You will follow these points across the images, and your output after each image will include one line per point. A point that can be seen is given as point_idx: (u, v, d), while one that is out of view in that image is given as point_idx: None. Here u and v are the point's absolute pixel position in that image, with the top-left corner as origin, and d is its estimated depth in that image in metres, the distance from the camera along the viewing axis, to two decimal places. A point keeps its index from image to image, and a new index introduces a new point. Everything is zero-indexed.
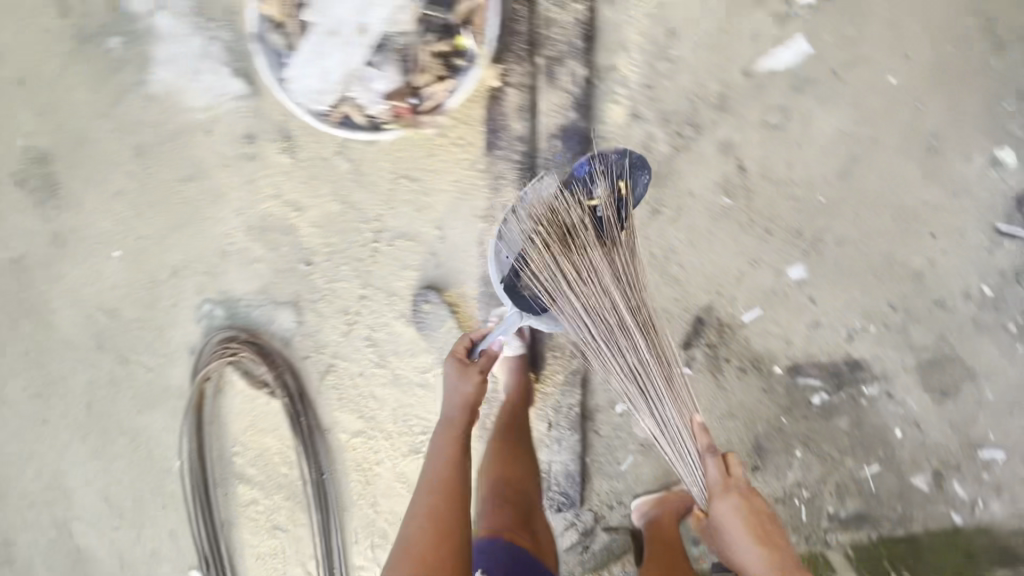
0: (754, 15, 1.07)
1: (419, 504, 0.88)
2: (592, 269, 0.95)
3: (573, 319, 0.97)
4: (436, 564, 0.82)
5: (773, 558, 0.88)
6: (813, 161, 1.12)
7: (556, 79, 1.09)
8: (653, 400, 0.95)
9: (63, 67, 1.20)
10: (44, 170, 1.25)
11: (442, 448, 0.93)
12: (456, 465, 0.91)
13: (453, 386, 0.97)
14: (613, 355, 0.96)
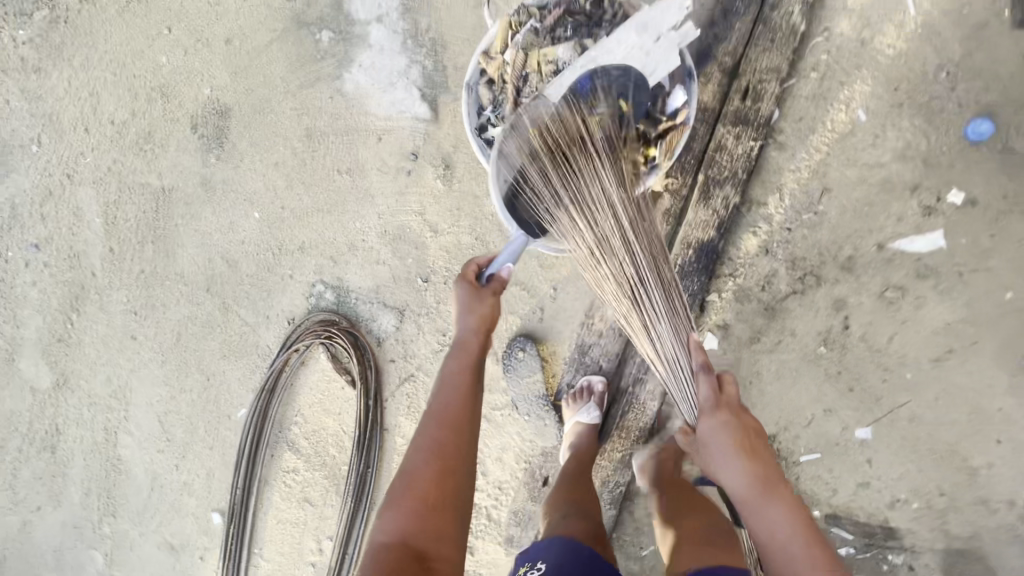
0: (903, 199, 1.15)
1: (425, 435, 0.88)
2: (594, 182, 0.91)
3: (573, 238, 0.92)
4: (440, 498, 0.84)
5: (761, 471, 0.85)
6: (912, 341, 1.20)
7: (709, 198, 1.17)
8: (651, 320, 0.92)
9: (270, 42, 1.30)
10: (219, 123, 1.36)
11: (449, 381, 0.93)
12: (464, 399, 0.91)
13: (467, 306, 0.93)
14: (616, 276, 0.92)
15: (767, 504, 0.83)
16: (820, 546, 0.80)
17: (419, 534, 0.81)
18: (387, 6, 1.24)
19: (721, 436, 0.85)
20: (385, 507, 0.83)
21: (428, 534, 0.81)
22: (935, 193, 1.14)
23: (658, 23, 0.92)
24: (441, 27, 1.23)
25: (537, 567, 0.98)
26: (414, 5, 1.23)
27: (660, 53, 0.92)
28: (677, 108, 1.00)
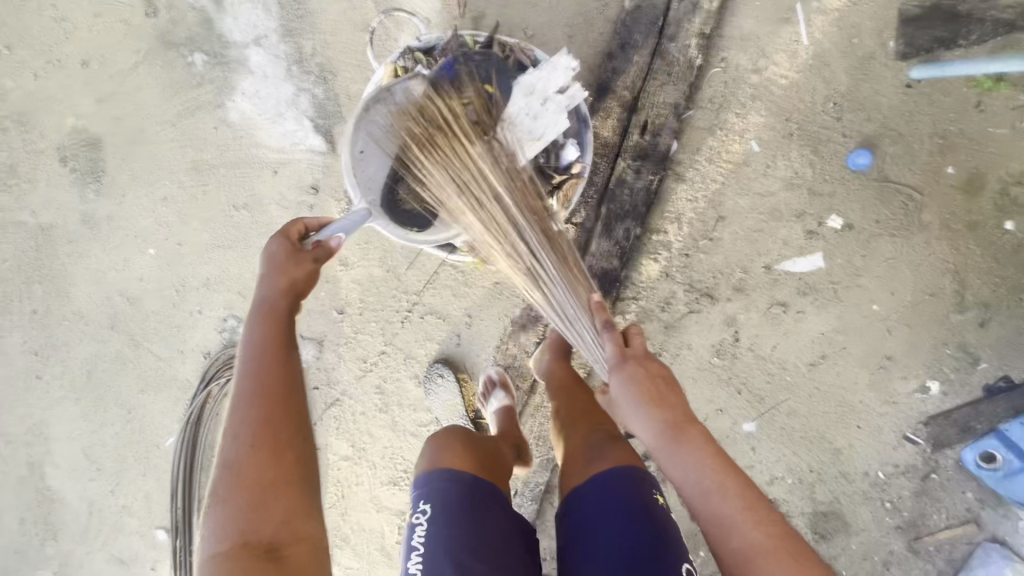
0: (790, 225, 1.22)
1: (240, 421, 0.72)
2: (471, 165, 0.90)
3: (472, 219, 0.91)
4: (272, 480, 0.71)
5: (668, 415, 0.81)
6: (792, 349, 1.33)
7: (613, 231, 1.20)
8: (549, 291, 0.93)
9: (136, 65, 1.17)
10: (92, 155, 1.24)
11: (256, 350, 0.76)
12: (284, 369, 0.76)
13: (275, 267, 0.80)
14: (511, 256, 0.93)
15: (691, 444, 0.79)
16: (731, 475, 0.76)
17: (260, 525, 0.69)
18: (266, 28, 1.12)
19: (636, 384, 0.84)
20: (210, 507, 0.70)
21: (269, 519, 0.69)
22: (817, 219, 1.22)
23: (546, 84, 0.91)
24: (327, 52, 1.13)
25: (422, 511, 0.88)
26: (295, 27, 1.12)
27: (551, 114, 0.91)
28: (573, 160, 0.99)
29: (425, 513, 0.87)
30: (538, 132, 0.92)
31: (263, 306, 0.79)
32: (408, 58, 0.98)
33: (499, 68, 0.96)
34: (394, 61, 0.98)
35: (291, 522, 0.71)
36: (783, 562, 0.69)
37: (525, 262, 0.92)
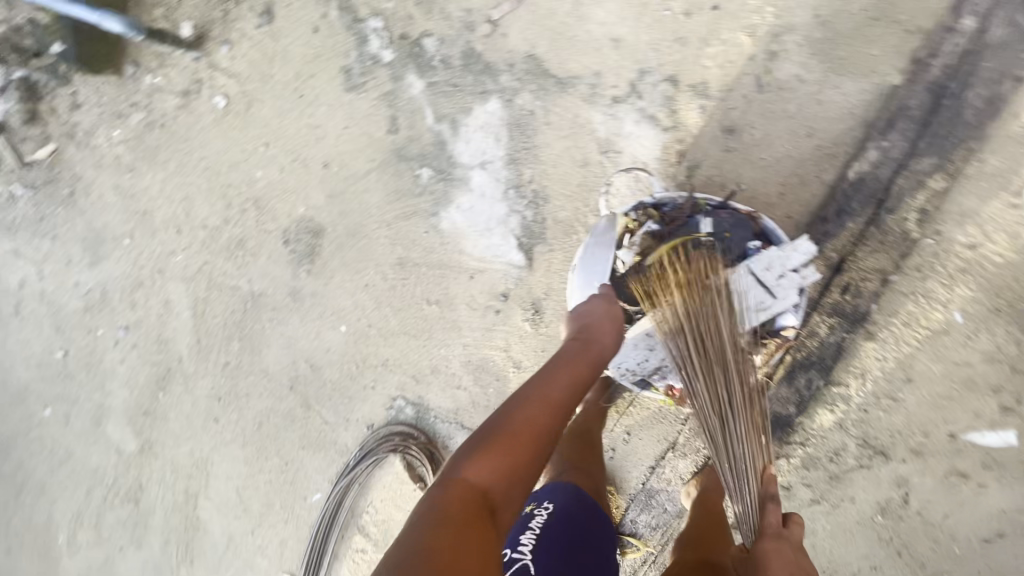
0: (984, 397, 1.19)
1: (521, 403, 0.80)
2: (711, 311, 0.94)
3: (686, 350, 0.94)
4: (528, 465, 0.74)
5: None
6: (965, 520, 1.27)
7: (793, 380, 1.23)
8: (725, 432, 0.90)
9: (369, 171, 1.30)
10: (312, 241, 1.38)
11: (563, 365, 0.88)
12: (570, 386, 0.85)
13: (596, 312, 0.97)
14: (702, 386, 0.92)
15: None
16: None
17: (495, 486, 0.70)
18: (492, 154, 1.23)
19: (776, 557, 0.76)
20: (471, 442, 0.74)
21: (506, 488, 0.71)
22: (1016, 395, 1.18)
23: (787, 263, 0.96)
24: (543, 181, 1.22)
25: (542, 507, 0.99)
26: (518, 156, 1.22)
27: (787, 291, 0.96)
28: (788, 329, 1.01)
29: (545, 508, 0.98)
30: (770, 304, 0.97)
31: (577, 337, 0.94)
32: (640, 212, 1.04)
33: (740, 223, 1.00)
34: (625, 214, 1.05)
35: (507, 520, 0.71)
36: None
37: (715, 400, 0.91)
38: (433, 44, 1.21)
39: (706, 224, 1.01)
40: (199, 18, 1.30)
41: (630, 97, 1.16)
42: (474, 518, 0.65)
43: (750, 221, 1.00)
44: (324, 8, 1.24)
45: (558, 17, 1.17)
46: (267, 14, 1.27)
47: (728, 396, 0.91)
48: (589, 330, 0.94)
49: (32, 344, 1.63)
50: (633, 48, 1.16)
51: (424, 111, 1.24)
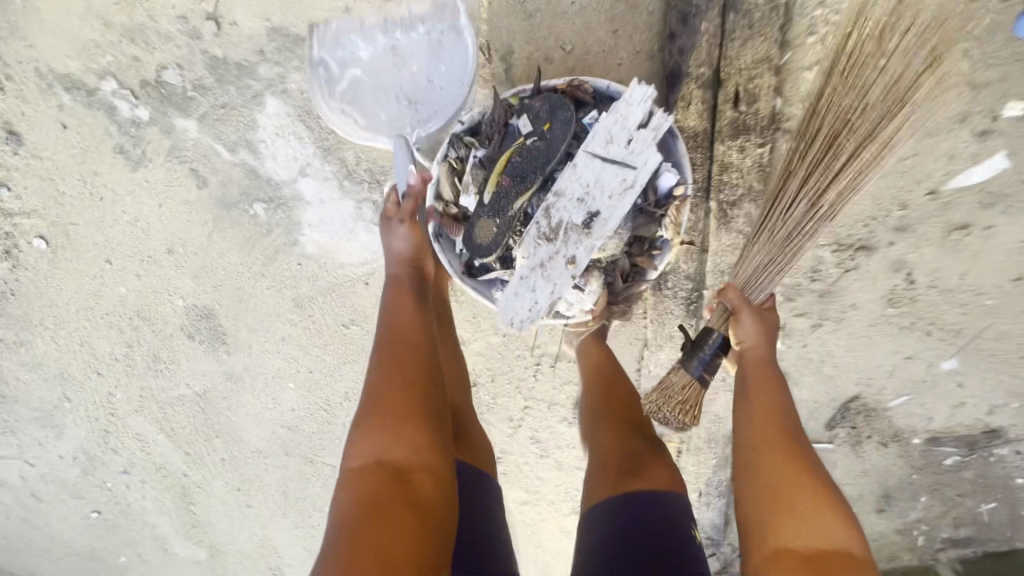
0: (951, 135, 0.97)
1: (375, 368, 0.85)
2: (878, 101, 0.80)
3: (818, 89, 0.84)
4: (414, 406, 0.81)
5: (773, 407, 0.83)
6: (987, 270, 1.09)
7: (730, 222, 1.02)
8: (802, 224, 0.88)
9: (210, 234, 1.19)
10: (211, 324, 1.31)
11: (391, 303, 0.92)
12: (407, 310, 0.90)
13: (390, 233, 0.96)
14: (811, 149, 0.86)
15: (756, 398, 0.84)
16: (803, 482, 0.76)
17: (397, 450, 0.77)
18: (305, 156, 1.08)
19: (753, 325, 0.87)
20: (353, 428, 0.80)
21: (406, 447, 0.78)
22: (989, 114, 0.95)
23: (630, 117, 0.80)
24: (370, 155, 1.07)
25: None
26: (331, 144, 1.06)
27: (647, 149, 0.79)
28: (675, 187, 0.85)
29: None
30: (635, 177, 0.81)
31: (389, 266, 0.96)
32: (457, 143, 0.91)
33: (559, 103, 0.84)
34: (445, 156, 0.92)
35: (434, 455, 0.79)
36: (810, 529, 0.73)
37: (791, 157, 0.88)
38: (174, 74, 1.03)
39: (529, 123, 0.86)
40: None
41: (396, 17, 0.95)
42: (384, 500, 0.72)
43: (568, 90, 0.85)
44: (51, 97, 1.07)
45: None
46: (12, 135, 1.11)
47: (817, 189, 0.86)
48: (394, 260, 0.96)
49: (71, 517, 1.72)
50: None
51: (215, 148, 1.09)
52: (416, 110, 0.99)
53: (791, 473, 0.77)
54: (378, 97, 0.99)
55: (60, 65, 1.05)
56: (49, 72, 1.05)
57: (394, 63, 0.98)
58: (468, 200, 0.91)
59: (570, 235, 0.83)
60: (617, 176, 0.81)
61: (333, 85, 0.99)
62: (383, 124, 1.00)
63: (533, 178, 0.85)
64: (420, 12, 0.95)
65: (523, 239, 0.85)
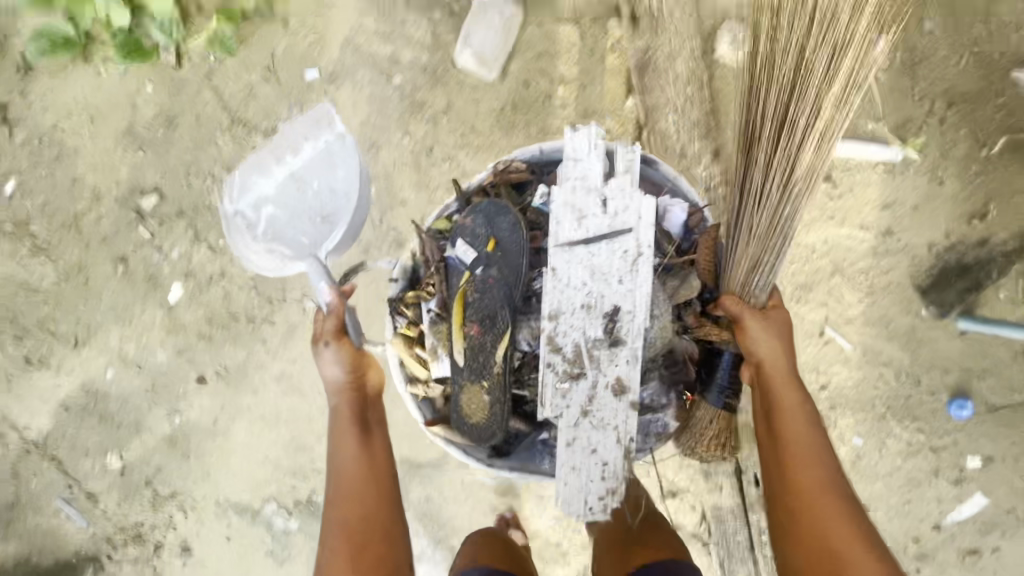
0: (933, 484, 1.25)
1: (330, 556, 0.89)
2: (778, 104, 0.92)
3: (764, 140, 0.93)
4: (371, 559, 0.88)
5: (802, 483, 0.83)
6: None
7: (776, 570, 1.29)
8: (787, 213, 0.94)
9: None
10: None
11: (339, 450, 0.95)
12: (360, 458, 0.94)
13: (328, 365, 0.95)
14: (766, 177, 0.94)
15: (793, 472, 0.84)
16: (863, 548, 0.78)
17: None
18: (423, 545, 1.37)
19: (764, 341, 0.88)
20: None
21: None
22: (955, 467, 1.25)
23: (588, 179, 0.91)
24: None
25: None
26: (443, 534, 1.36)
27: (627, 213, 0.90)
28: (687, 220, 0.97)
29: None
30: (636, 240, 0.90)
31: (334, 407, 0.98)
32: (402, 309, 1.04)
33: (492, 204, 0.95)
34: (397, 328, 1.05)
35: None
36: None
37: (751, 162, 0.94)
38: (323, 495, 1.35)
39: (469, 251, 0.96)
40: None
41: None
42: None
43: (498, 200, 0.95)
44: (224, 518, 1.38)
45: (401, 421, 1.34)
46: (186, 549, 1.40)
47: (773, 216, 0.94)
48: (335, 397, 0.98)
49: None
50: None
51: None
52: (328, 219, 1.04)
53: (824, 545, 0.79)
54: (294, 224, 1.05)
55: (235, 495, 1.38)
56: (226, 502, 1.38)
57: (297, 188, 1.07)
58: (442, 367, 1.01)
59: (597, 350, 0.91)
60: (615, 254, 0.91)
61: (257, 229, 1.08)
62: (304, 246, 1.03)
63: (509, 312, 0.93)
64: (306, 138, 1.14)
65: (546, 392, 0.93)
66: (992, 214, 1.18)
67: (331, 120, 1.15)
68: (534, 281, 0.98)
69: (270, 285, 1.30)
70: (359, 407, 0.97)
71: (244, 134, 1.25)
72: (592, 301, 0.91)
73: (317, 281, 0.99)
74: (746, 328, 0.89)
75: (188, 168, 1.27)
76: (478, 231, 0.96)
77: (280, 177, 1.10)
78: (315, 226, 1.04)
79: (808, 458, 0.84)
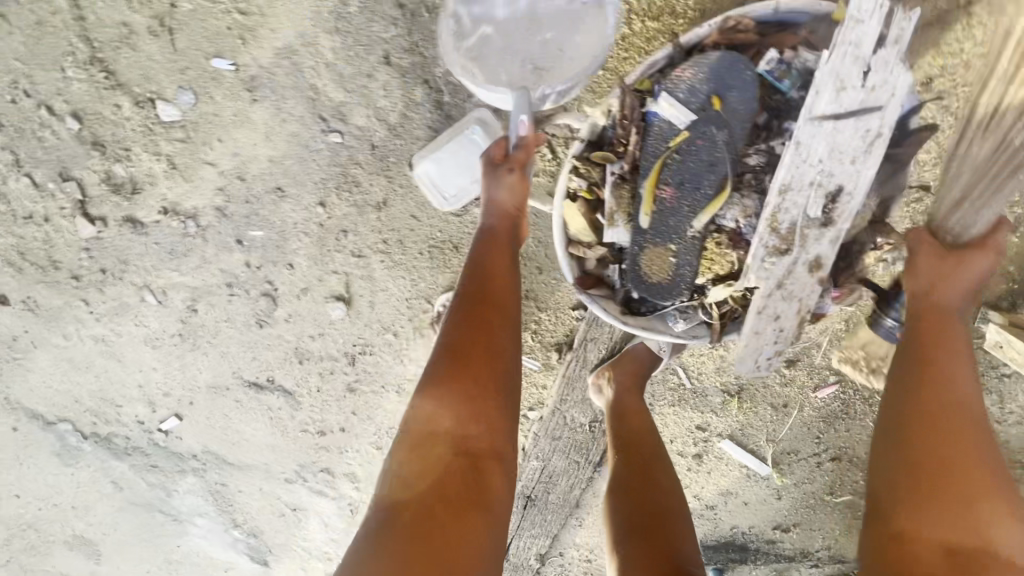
0: None
1: (454, 327, 0.79)
2: None
3: None
4: (479, 389, 0.77)
5: (926, 407, 0.73)
6: None
7: None
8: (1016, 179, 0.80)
9: (112, 510, 1.52)
10: (91, 546, 1.62)
11: (479, 264, 0.83)
12: (502, 276, 0.82)
13: (493, 184, 0.84)
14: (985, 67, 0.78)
15: (937, 353, 0.75)
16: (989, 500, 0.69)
17: (457, 440, 0.76)
18: (209, 508, 1.46)
19: (937, 271, 0.77)
20: (412, 408, 0.78)
21: (479, 433, 0.77)
22: None
23: (851, 42, 0.67)
24: (254, 522, 1.48)
25: None
26: (227, 509, 1.45)
27: (885, 86, 0.67)
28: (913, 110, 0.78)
29: None
30: (887, 121, 0.68)
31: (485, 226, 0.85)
32: (585, 163, 0.79)
33: (728, 58, 0.72)
34: (574, 189, 0.80)
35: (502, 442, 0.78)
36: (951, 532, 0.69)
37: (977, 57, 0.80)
38: (123, 440, 1.36)
39: (675, 103, 0.74)
40: None
41: (299, 479, 1.36)
42: (451, 473, 0.74)
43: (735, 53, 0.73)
44: (14, 414, 1.34)
45: (218, 426, 1.29)
46: None
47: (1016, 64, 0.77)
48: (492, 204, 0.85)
49: None
50: (288, 453, 1.32)
51: (137, 478, 1.43)
52: (542, 80, 0.81)
53: (967, 493, 0.69)
54: (505, 55, 0.80)
55: (30, 402, 1.32)
56: (17, 402, 1.33)
57: (529, 25, 0.80)
58: (617, 234, 0.79)
59: (811, 230, 0.73)
60: (855, 134, 0.69)
61: (461, 40, 0.81)
62: (503, 85, 0.81)
63: (721, 179, 0.74)
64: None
65: (749, 261, 0.75)
66: (796, 537, 1.29)
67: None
68: (749, 158, 0.76)
69: (107, 257, 1.08)
70: (511, 233, 0.86)
71: (108, 85, 0.89)
72: (826, 164, 0.70)
73: (516, 115, 0.81)
74: (922, 270, 0.78)
75: (18, 80, 0.90)
76: (696, 90, 0.74)
77: None
78: (536, 29, 0.80)
79: (964, 417, 0.72)
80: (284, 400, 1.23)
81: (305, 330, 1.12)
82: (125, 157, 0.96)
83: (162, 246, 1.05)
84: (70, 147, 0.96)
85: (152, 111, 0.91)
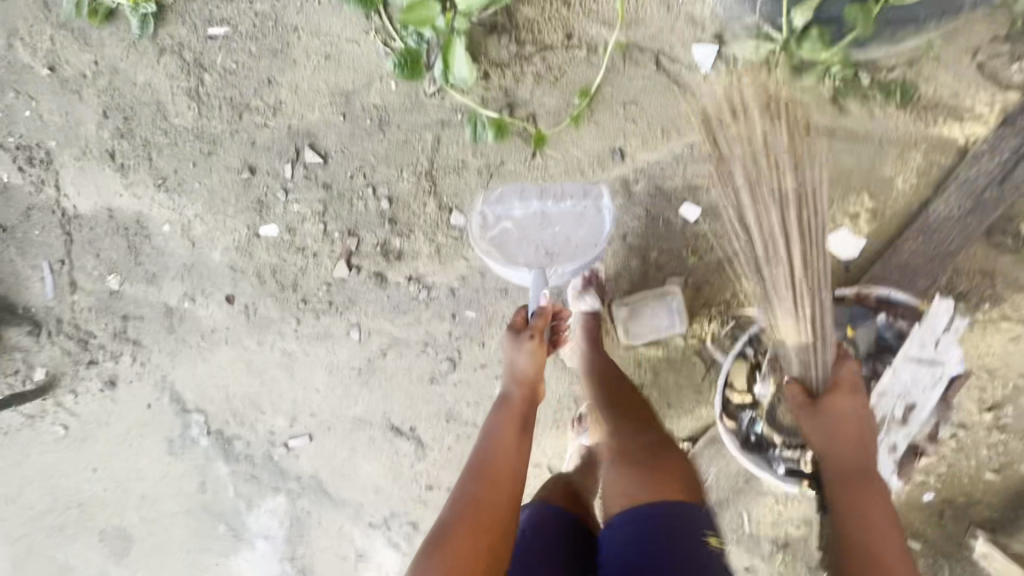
0: None
1: (463, 486, 0.94)
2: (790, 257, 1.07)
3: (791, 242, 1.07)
4: (485, 544, 0.88)
5: None
6: None
7: None
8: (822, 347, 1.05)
9: (177, 510, 1.57)
10: (122, 545, 1.61)
11: (492, 434, 1.01)
12: (509, 445, 0.99)
13: (513, 360, 1.08)
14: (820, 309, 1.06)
15: None
16: None
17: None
18: (277, 533, 1.54)
19: None
20: (415, 559, 0.87)
21: None
22: None
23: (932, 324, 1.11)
24: (310, 560, 1.55)
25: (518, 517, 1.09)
26: (294, 538, 1.54)
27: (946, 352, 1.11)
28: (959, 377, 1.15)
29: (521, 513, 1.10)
30: (943, 372, 1.11)
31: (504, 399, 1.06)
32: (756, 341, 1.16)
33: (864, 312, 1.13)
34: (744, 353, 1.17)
35: None
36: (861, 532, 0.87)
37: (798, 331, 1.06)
38: (241, 444, 1.50)
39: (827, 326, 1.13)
40: (51, 366, 1.50)
41: (382, 526, 1.49)
42: None
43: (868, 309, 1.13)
44: (159, 392, 1.50)
45: (339, 455, 1.47)
46: (109, 383, 1.51)
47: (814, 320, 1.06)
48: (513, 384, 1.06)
49: None
50: (386, 498, 1.48)
51: (228, 483, 1.53)
52: (552, 259, 1.16)
53: None
54: (522, 244, 1.17)
55: (181, 387, 1.49)
56: (170, 383, 1.49)
57: (540, 223, 1.18)
58: (763, 390, 1.16)
59: (896, 425, 1.12)
60: (929, 376, 1.11)
61: (487, 230, 1.19)
62: (519, 264, 1.16)
63: None
64: (571, 193, 1.20)
65: None
66: None
67: (597, 184, 1.19)
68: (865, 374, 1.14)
69: (340, 294, 1.37)
70: (525, 411, 1.05)
71: (427, 191, 1.28)
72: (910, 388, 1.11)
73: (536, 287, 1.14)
74: None
75: (364, 167, 1.29)
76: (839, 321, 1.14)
77: (531, 200, 1.19)
78: (541, 225, 1.18)
79: None
80: (412, 449, 1.44)
81: (465, 396, 1.39)
82: (406, 234, 1.31)
83: (390, 300, 1.36)
84: (370, 216, 1.31)
85: (446, 215, 1.29)
